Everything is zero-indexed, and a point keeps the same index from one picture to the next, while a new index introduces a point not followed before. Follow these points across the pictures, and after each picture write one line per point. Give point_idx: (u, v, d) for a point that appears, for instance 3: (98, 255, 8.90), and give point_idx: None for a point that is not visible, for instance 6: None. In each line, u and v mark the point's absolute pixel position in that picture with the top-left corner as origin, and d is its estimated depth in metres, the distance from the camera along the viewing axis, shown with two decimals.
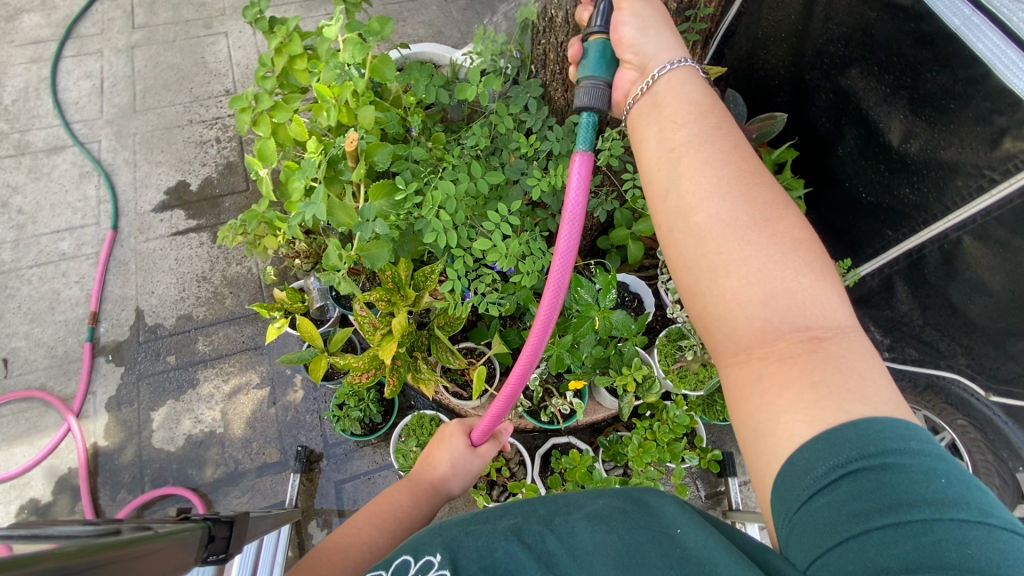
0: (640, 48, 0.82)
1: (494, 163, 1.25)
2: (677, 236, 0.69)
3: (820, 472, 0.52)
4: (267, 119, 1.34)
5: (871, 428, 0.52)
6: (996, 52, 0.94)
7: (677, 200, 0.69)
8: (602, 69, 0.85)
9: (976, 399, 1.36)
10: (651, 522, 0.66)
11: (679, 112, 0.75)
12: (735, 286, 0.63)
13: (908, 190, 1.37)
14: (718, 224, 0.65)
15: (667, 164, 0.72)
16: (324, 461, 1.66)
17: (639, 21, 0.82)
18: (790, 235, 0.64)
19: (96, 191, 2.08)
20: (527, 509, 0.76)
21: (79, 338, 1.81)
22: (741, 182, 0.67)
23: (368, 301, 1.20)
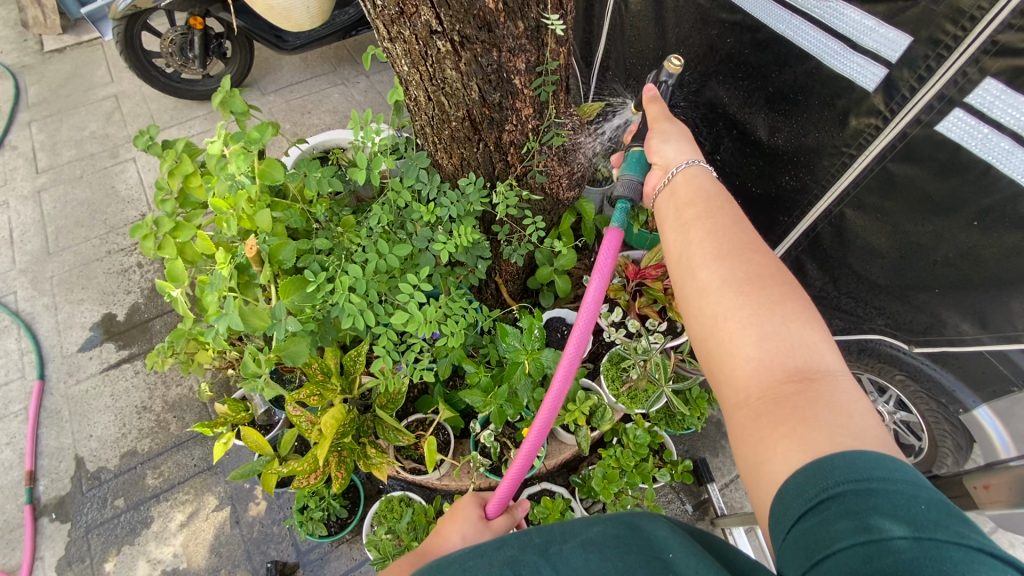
0: (663, 152, 0.96)
1: (401, 236, 1.28)
2: (687, 290, 0.77)
3: (807, 497, 0.53)
4: (172, 242, 1.33)
5: (856, 459, 0.53)
6: (853, 65, 1.21)
7: (686, 261, 0.79)
8: (638, 169, 1.00)
9: (903, 354, 1.42)
10: (642, 547, 0.62)
11: (693, 195, 0.86)
12: (731, 330, 0.69)
13: (787, 177, 1.51)
14: (718, 278, 0.74)
15: (678, 232, 0.83)
16: (300, 570, 1.58)
17: (664, 134, 0.98)
18: (784, 291, 0.70)
19: (17, 343, 2.00)
20: (523, 539, 0.68)
21: (16, 503, 1.70)
22: (738, 246, 0.76)
23: (300, 399, 1.19)
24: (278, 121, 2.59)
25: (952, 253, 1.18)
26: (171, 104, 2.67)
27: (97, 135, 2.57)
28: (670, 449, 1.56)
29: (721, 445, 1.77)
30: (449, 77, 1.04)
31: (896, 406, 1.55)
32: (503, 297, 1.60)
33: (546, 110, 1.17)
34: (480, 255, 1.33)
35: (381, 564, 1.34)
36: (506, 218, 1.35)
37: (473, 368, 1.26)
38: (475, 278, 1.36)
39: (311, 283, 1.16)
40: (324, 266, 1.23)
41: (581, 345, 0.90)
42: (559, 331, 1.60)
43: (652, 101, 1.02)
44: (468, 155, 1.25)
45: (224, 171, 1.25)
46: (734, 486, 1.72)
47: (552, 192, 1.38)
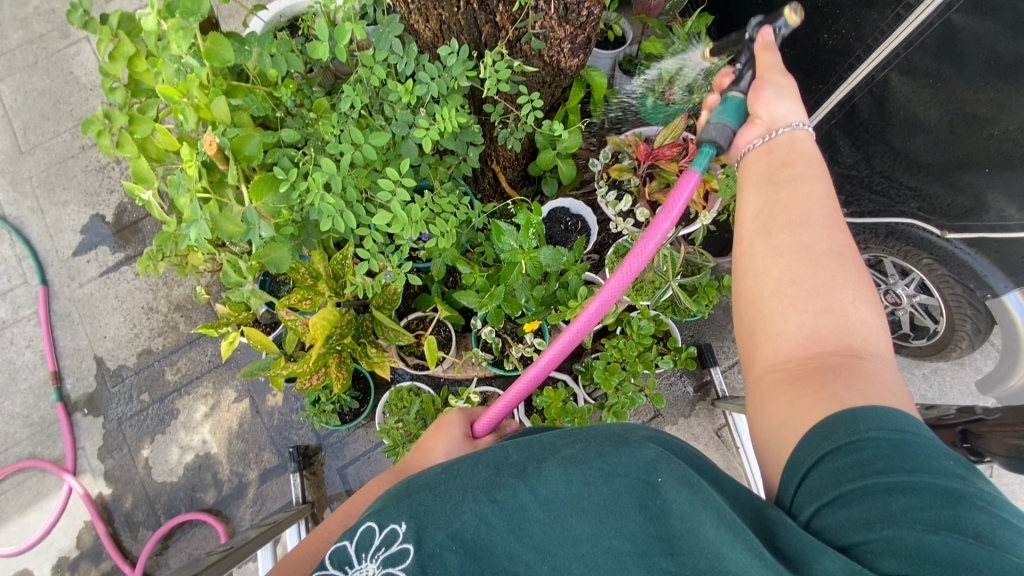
0: (774, 109, 0.79)
1: (379, 121, 1.14)
2: (757, 251, 0.71)
3: (836, 438, 0.54)
4: (130, 138, 1.19)
5: (889, 413, 0.54)
6: None
7: (764, 230, 0.71)
8: (735, 116, 0.80)
9: (934, 239, 1.33)
10: (626, 466, 0.62)
11: (795, 159, 0.74)
12: (796, 297, 0.66)
13: (826, 35, 1.30)
14: (800, 247, 0.68)
15: (767, 190, 0.73)
16: (322, 452, 1.69)
17: (778, 88, 0.81)
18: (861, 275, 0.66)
19: (12, 249, 1.97)
20: (500, 457, 0.70)
21: (49, 401, 1.80)
22: (830, 220, 0.69)
23: (292, 304, 1.15)
24: None
25: (1013, 126, 1.03)
26: None
27: (41, 9, 2.26)
28: (675, 337, 1.54)
29: (729, 330, 1.75)
30: None
31: (917, 289, 1.44)
32: (503, 186, 1.48)
33: None
34: (470, 141, 1.19)
35: (392, 451, 1.41)
36: (496, 96, 1.18)
37: (467, 268, 1.18)
38: (467, 168, 1.23)
39: (284, 182, 1.05)
40: (296, 160, 1.11)
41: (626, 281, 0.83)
42: (563, 223, 1.48)
43: (765, 48, 0.84)
44: (447, 18, 1.06)
45: (168, 52, 1.07)
46: (738, 369, 1.73)
47: (552, 61, 1.17)
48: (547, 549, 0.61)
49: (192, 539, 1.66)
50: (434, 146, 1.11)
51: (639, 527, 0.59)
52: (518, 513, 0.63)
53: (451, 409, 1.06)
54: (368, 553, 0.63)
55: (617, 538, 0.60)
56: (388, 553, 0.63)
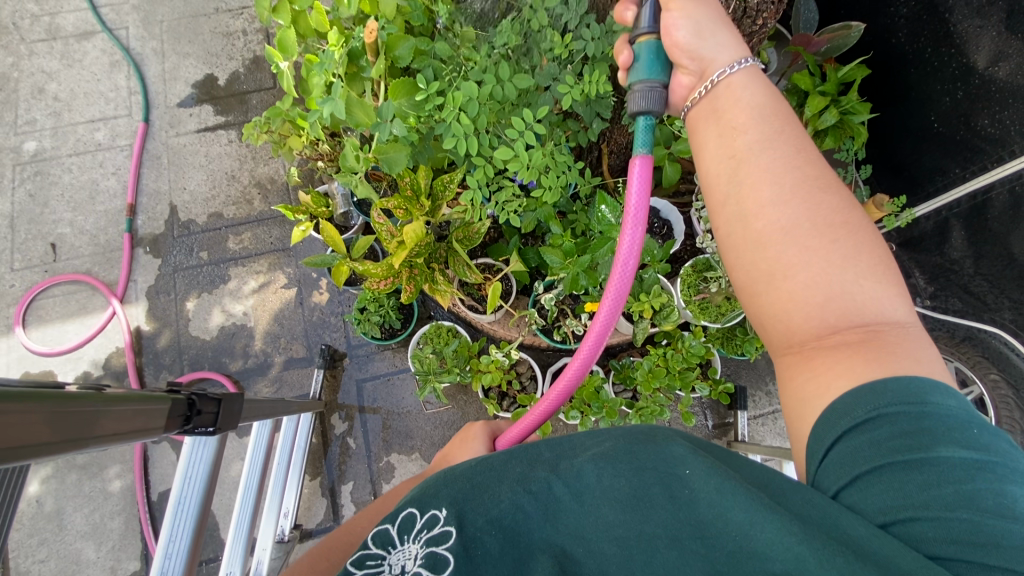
0: (699, 48, 0.77)
1: (524, 66, 1.16)
2: (736, 243, 0.66)
3: (855, 415, 0.53)
4: (288, 8, 1.24)
5: (912, 384, 0.52)
6: None
7: (733, 208, 0.67)
8: (657, 70, 0.81)
9: (1015, 355, 1.29)
10: (651, 457, 0.59)
11: (741, 118, 0.70)
12: (792, 286, 0.61)
13: (986, 121, 1.26)
14: (778, 229, 0.62)
15: (728, 169, 0.68)
16: (347, 360, 1.74)
17: (695, 23, 0.77)
18: (850, 232, 0.61)
19: (127, 81, 2.05)
20: (530, 454, 0.67)
21: (118, 229, 1.88)
22: (800, 183, 0.64)
23: (387, 207, 1.19)
24: None
25: None
26: None
27: None
28: (716, 368, 1.53)
29: (765, 380, 1.74)
30: None
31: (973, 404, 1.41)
32: (601, 169, 1.47)
33: None
34: (599, 112, 1.17)
35: (423, 377, 1.40)
36: None
37: (559, 230, 1.22)
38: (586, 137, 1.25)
39: (422, 90, 1.07)
40: (438, 75, 1.14)
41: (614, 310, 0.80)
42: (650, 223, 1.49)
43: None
44: None
45: None
46: (763, 421, 1.72)
47: None
48: (580, 535, 0.56)
49: None
50: (569, 105, 1.12)
51: (669, 514, 0.54)
52: (552, 505, 0.59)
53: (476, 421, 1.05)
54: (410, 534, 0.60)
55: (647, 522, 0.54)
56: (429, 536, 0.59)
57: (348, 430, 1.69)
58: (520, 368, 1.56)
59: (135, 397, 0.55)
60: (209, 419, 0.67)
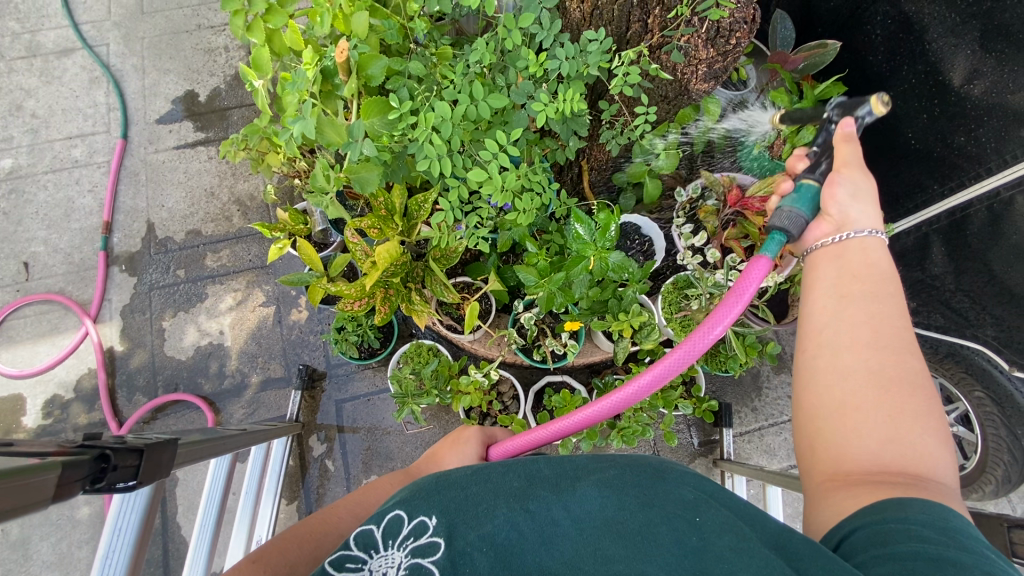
0: (847, 206, 0.76)
1: (499, 83, 1.14)
2: (815, 364, 0.65)
3: (881, 513, 0.52)
4: (262, 25, 1.21)
5: (942, 511, 0.51)
6: None
7: (827, 337, 0.66)
8: (808, 207, 0.78)
9: (998, 372, 1.29)
10: (664, 500, 0.57)
11: (865, 271, 0.69)
12: (858, 421, 0.60)
13: (962, 138, 1.25)
14: (865, 369, 0.62)
15: (832, 303, 0.68)
16: (326, 380, 1.71)
17: (855, 188, 0.77)
18: (929, 400, 0.60)
19: (106, 97, 2.03)
20: (531, 470, 0.65)
21: (93, 247, 1.85)
22: (898, 340, 0.63)
23: (360, 227, 1.17)
24: None
25: None
26: None
27: None
28: (700, 386, 1.51)
29: (751, 397, 1.72)
30: None
31: (959, 420, 1.44)
32: (582, 186, 1.46)
33: None
34: (576, 131, 1.16)
35: (400, 399, 1.36)
36: (616, 97, 1.17)
37: (534, 248, 1.19)
38: (565, 156, 1.24)
39: (394, 110, 1.06)
40: (412, 95, 1.14)
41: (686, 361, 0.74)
42: (630, 240, 1.48)
43: (845, 141, 0.81)
44: (603, 4, 1.06)
45: None
46: (748, 438, 1.70)
47: (682, 79, 1.16)
48: (575, 566, 0.51)
49: (179, 419, 1.70)
50: (545, 124, 1.10)
51: (674, 559, 0.50)
52: (549, 528, 0.56)
53: (468, 425, 1.02)
54: (395, 540, 0.57)
55: (650, 563, 0.50)
56: (415, 545, 0.56)
57: (327, 452, 1.65)
58: (502, 388, 1.53)
59: (20, 471, 0.52)
60: (129, 473, 0.65)
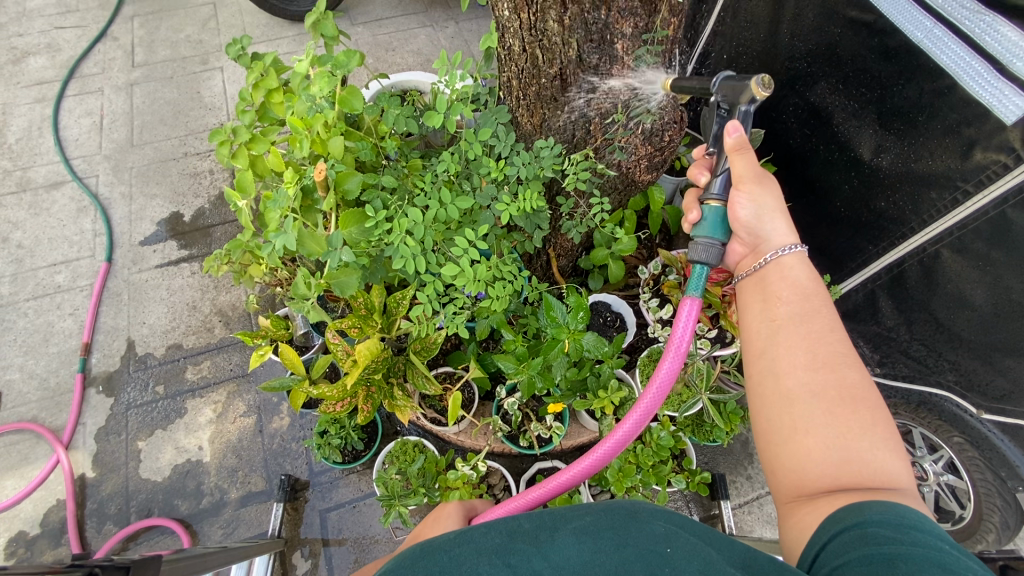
0: (757, 229, 0.85)
1: (466, 188, 1.25)
2: (767, 391, 0.72)
3: (844, 521, 0.57)
4: (245, 152, 1.34)
5: (899, 508, 0.56)
6: (919, 26, 1.15)
7: (769, 363, 0.73)
8: (722, 231, 0.86)
9: (969, 417, 1.33)
10: (638, 537, 0.58)
11: (786, 290, 0.78)
12: (812, 443, 0.66)
13: (884, 202, 1.40)
14: (808, 392, 0.68)
15: (765, 331, 0.76)
16: (309, 490, 1.65)
17: (757, 207, 0.84)
18: (872, 408, 0.66)
19: (92, 224, 2.12)
20: (511, 525, 0.63)
21: (70, 370, 1.84)
22: (831, 356, 0.70)
23: (340, 328, 1.22)
24: (362, 54, 2.52)
25: None
26: (264, 20, 2.68)
27: (192, 39, 2.63)
28: (690, 458, 1.50)
29: (743, 465, 1.71)
30: (551, 31, 0.99)
31: (945, 468, 1.43)
32: (553, 272, 1.55)
33: (642, 84, 1.11)
34: (539, 224, 1.26)
35: (386, 502, 1.31)
36: (572, 191, 1.29)
37: (510, 335, 1.24)
38: (532, 246, 1.33)
39: (371, 219, 1.15)
40: (386, 204, 1.23)
41: (641, 423, 0.86)
42: (602, 316, 1.55)
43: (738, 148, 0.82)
44: (550, 118, 1.19)
45: (307, 91, 1.25)
46: (748, 509, 1.66)
47: (628, 172, 1.30)
48: None
49: (152, 547, 1.59)
50: (509, 221, 1.20)
51: None
52: None
53: (449, 502, 1.01)
54: None
55: None
56: None
57: (312, 569, 1.55)
58: (492, 480, 1.49)
59: None
60: None
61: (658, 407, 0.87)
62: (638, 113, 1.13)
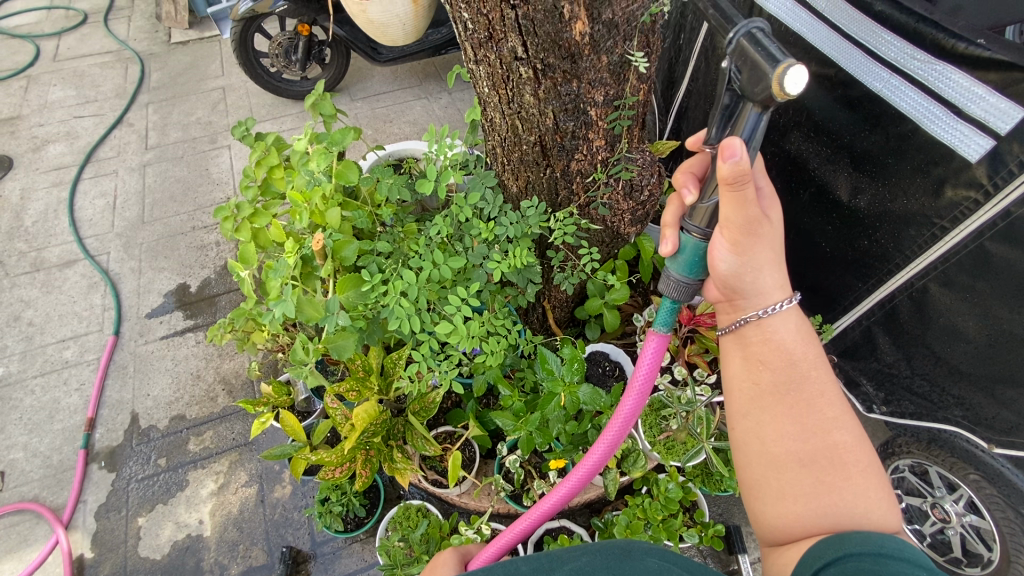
0: (737, 282, 0.78)
1: (458, 249, 1.29)
2: (755, 453, 0.74)
3: (826, 555, 0.62)
4: (248, 226, 1.40)
5: (874, 538, 0.61)
6: (877, 78, 1.21)
7: (753, 425, 0.75)
8: (698, 269, 0.82)
9: (981, 452, 1.31)
10: (631, 574, 0.66)
11: (771, 354, 0.76)
12: (800, 506, 0.69)
13: (867, 241, 1.43)
14: (797, 459, 0.70)
15: (751, 395, 0.75)
16: (311, 561, 1.60)
17: (738, 260, 0.76)
18: (858, 469, 0.69)
19: (102, 299, 2.18)
20: (510, 568, 0.72)
21: (74, 446, 1.83)
22: (820, 423, 0.71)
23: (339, 392, 1.23)
24: (361, 126, 2.68)
25: None
26: (270, 100, 2.87)
27: (202, 121, 2.81)
28: (702, 510, 1.44)
29: None
30: (527, 102, 1.07)
31: (966, 508, 1.35)
32: (549, 323, 1.58)
33: (619, 143, 1.18)
34: (531, 279, 1.30)
35: (389, 571, 1.27)
36: (561, 245, 1.33)
37: (508, 390, 1.25)
38: (525, 300, 1.35)
39: (367, 283, 1.20)
40: (382, 268, 1.28)
41: (610, 449, 0.93)
42: (601, 366, 1.56)
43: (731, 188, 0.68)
44: (535, 179, 1.26)
45: (306, 167, 1.33)
46: None
47: (613, 226, 1.35)
48: None
49: None
50: (501, 277, 1.24)
51: None
52: None
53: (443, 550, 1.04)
54: None
55: None
56: None
57: None
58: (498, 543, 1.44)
59: None
60: None
61: (623, 437, 0.94)
62: (618, 170, 1.18)
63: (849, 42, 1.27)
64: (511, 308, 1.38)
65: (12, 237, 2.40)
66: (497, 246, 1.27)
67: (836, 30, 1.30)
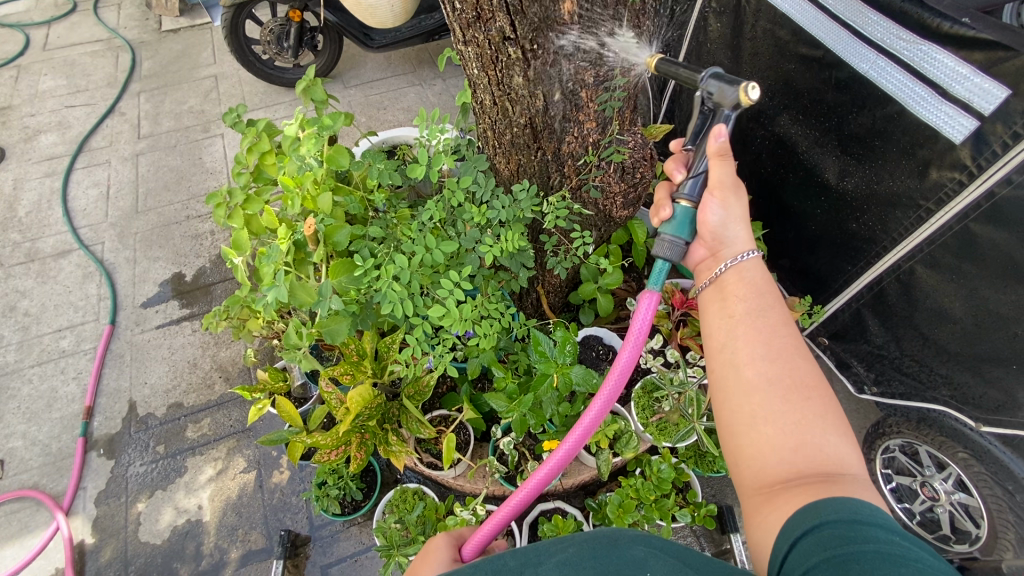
0: (725, 233, 0.88)
1: (451, 233, 1.29)
2: (728, 382, 0.76)
3: (804, 525, 0.60)
4: (241, 213, 1.39)
5: (849, 503, 0.60)
6: (864, 60, 1.17)
7: (728, 356, 0.78)
8: (688, 229, 0.87)
9: (969, 430, 1.32)
10: (618, 563, 0.68)
11: (741, 290, 0.83)
12: (770, 427, 0.70)
13: (855, 223, 1.44)
14: (765, 379, 0.73)
15: (725, 327, 0.80)
16: (310, 545, 1.61)
17: (727, 215, 0.87)
18: (822, 396, 0.71)
19: (97, 289, 2.18)
20: (498, 564, 0.72)
21: (72, 435, 1.85)
22: (785, 347, 0.75)
23: (333, 375, 1.24)
24: (355, 113, 2.66)
25: None
26: (263, 88, 2.85)
27: (195, 110, 2.79)
28: (695, 490, 1.45)
29: None
30: (517, 84, 1.07)
31: (955, 486, 1.38)
32: (543, 308, 1.59)
33: (610, 125, 1.16)
34: (524, 263, 1.30)
35: (385, 552, 1.29)
36: (553, 230, 1.33)
37: (502, 373, 1.27)
38: (519, 284, 1.36)
39: (359, 267, 1.20)
40: (374, 253, 1.28)
41: (604, 408, 0.94)
42: (594, 350, 1.57)
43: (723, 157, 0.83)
44: (526, 163, 1.26)
45: (297, 152, 1.32)
46: None
47: (605, 209, 1.36)
48: None
49: None
50: (494, 261, 1.24)
51: None
52: None
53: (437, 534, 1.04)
54: None
55: None
56: None
57: None
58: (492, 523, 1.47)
59: None
60: None
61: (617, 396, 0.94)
62: (608, 152, 1.18)
63: (837, 23, 1.25)
64: (505, 293, 1.38)
65: (6, 228, 2.40)
66: (490, 228, 1.27)
67: (825, 12, 1.28)
